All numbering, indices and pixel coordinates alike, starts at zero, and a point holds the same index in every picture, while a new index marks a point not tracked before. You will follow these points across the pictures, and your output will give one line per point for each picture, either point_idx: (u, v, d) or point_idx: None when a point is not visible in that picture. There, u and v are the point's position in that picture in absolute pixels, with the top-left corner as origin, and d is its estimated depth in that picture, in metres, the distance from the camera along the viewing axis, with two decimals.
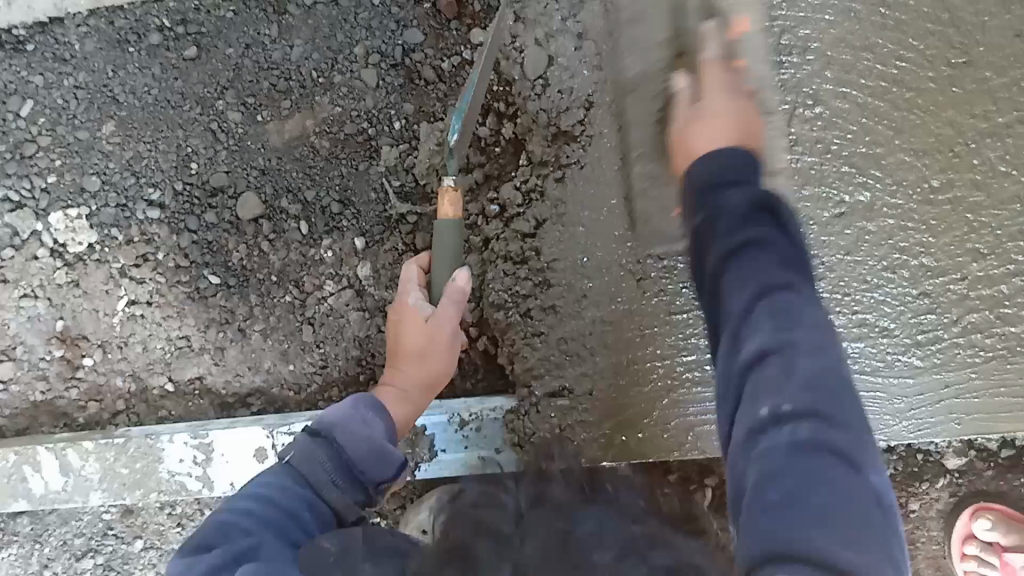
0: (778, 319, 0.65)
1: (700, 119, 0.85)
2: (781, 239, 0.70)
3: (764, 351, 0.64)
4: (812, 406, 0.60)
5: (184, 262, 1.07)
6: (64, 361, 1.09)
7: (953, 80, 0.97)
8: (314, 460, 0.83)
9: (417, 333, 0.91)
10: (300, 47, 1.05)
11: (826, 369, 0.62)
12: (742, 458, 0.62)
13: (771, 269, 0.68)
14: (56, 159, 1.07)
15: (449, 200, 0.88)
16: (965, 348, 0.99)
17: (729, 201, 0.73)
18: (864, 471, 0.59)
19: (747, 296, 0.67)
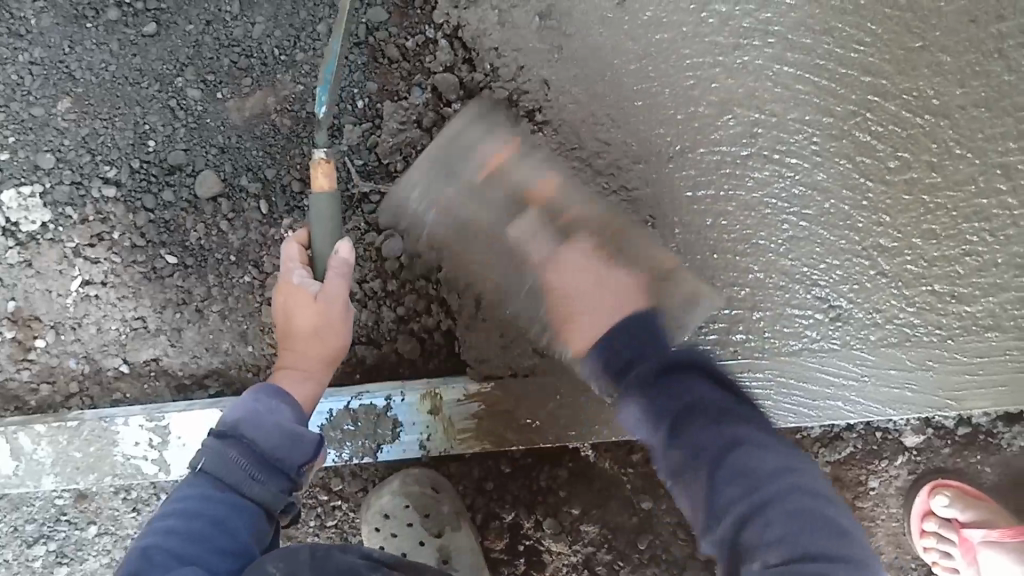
0: (734, 467, 0.74)
1: (607, 292, 0.93)
2: (649, 410, 0.81)
3: (723, 472, 0.75)
4: (736, 474, 0.74)
5: (140, 242, 1.06)
6: (17, 343, 1.07)
7: (909, 63, 0.98)
8: (226, 462, 0.79)
9: (306, 311, 0.88)
10: (261, 25, 1.04)
11: (788, 484, 0.73)
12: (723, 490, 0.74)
13: (703, 444, 0.77)
14: (9, 136, 1.05)
15: (321, 172, 0.83)
16: (920, 328, 1.00)
17: (668, 374, 0.82)
18: (787, 486, 0.73)
19: (667, 436, 0.79)
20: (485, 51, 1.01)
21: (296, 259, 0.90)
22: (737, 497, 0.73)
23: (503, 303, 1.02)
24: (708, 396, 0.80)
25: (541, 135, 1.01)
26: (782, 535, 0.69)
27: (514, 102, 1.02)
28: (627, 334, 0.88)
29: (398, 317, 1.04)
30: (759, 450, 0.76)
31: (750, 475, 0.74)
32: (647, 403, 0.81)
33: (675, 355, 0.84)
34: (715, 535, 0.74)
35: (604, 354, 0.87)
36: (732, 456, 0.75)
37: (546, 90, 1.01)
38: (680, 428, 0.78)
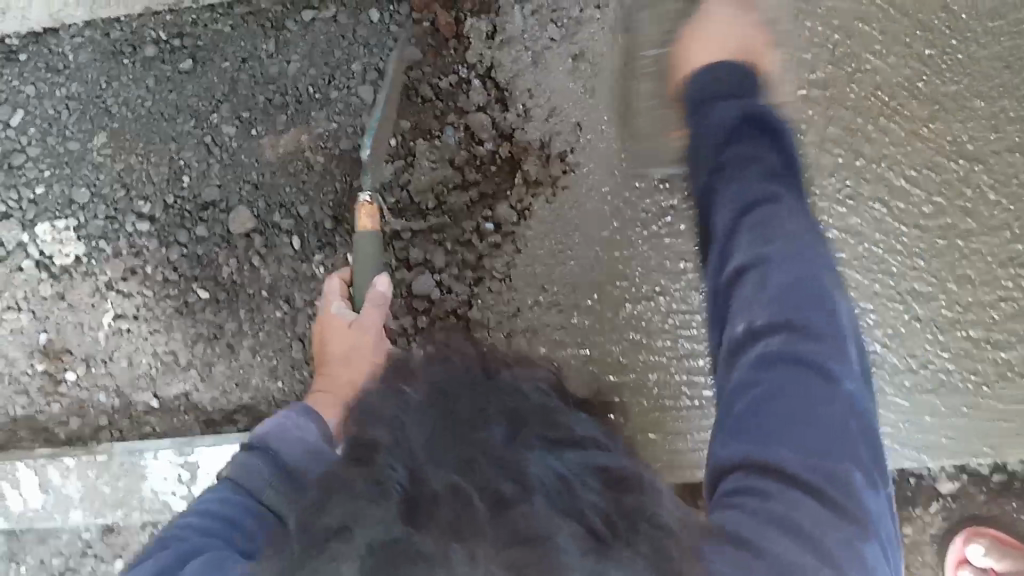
0: (761, 217, 0.71)
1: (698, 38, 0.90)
2: (753, 163, 0.77)
3: (744, 228, 0.71)
4: (754, 229, 0.70)
5: (173, 276, 1.06)
6: (47, 375, 1.09)
7: (941, 105, 0.96)
8: (249, 470, 0.75)
9: (342, 336, 0.89)
10: (297, 63, 1.04)
11: (798, 280, 0.66)
12: (728, 285, 0.70)
13: (730, 185, 0.76)
14: (45, 170, 1.07)
15: (367, 213, 0.92)
16: (954, 375, 0.98)
17: (721, 114, 0.81)
18: (813, 299, 0.64)
19: (735, 193, 0.75)
20: (518, 91, 1.01)
21: (336, 292, 0.94)
22: (741, 301, 0.66)
23: (533, 341, 1.00)
24: (770, 157, 0.78)
25: (573, 175, 1.00)
26: (776, 293, 0.65)
27: (546, 142, 1.01)
28: (730, 78, 0.84)
29: None
30: (789, 215, 0.71)
31: (763, 264, 0.67)
32: (709, 143, 0.81)
33: (699, 86, 0.85)
34: (719, 270, 0.72)
35: (707, 78, 0.85)
36: (751, 273, 0.67)
37: (577, 131, 1.00)
38: (721, 157, 0.79)
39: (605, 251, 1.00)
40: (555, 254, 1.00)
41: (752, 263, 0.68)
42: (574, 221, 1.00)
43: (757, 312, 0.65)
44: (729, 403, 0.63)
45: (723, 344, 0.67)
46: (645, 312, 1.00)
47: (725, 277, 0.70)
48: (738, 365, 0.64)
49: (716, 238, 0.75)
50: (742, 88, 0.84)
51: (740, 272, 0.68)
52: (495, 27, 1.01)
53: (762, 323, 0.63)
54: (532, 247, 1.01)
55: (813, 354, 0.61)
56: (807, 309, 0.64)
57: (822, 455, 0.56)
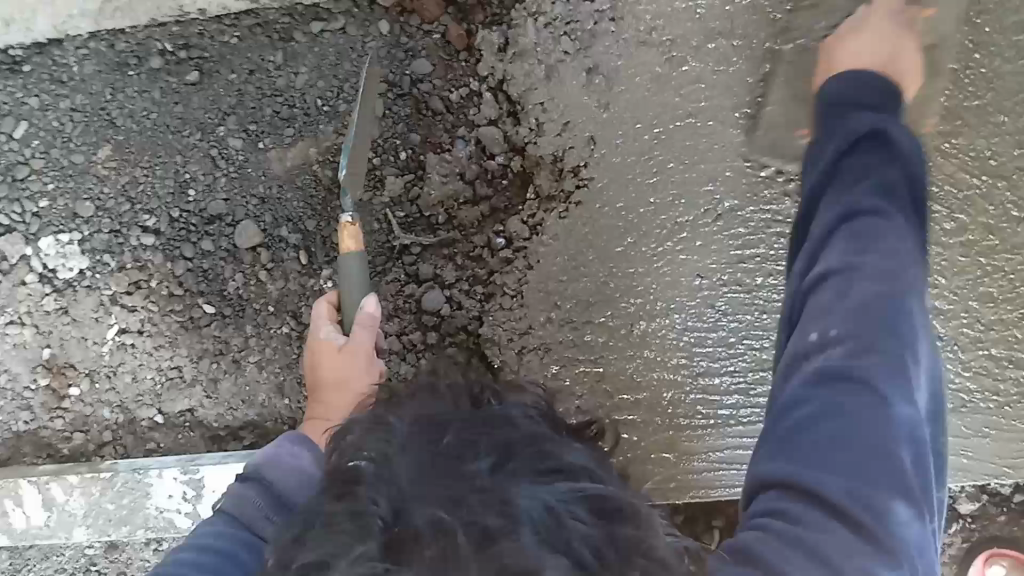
0: (862, 225, 0.64)
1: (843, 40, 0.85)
2: (846, 160, 0.69)
3: (840, 236, 0.64)
4: (850, 238, 0.63)
5: (177, 291, 1.05)
6: (50, 391, 1.07)
7: (965, 120, 0.94)
8: (242, 505, 0.73)
9: (333, 367, 0.83)
10: (305, 75, 1.02)
11: (883, 298, 0.60)
12: (812, 289, 0.64)
13: (836, 193, 0.67)
14: (49, 183, 1.05)
15: (349, 235, 0.79)
16: (975, 394, 0.97)
17: (854, 122, 0.71)
18: (892, 321, 0.59)
19: (842, 193, 0.67)
20: (530, 105, 0.99)
21: (322, 315, 0.85)
22: (822, 312, 0.62)
23: (545, 360, 0.99)
24: (897, 160, 0.68)
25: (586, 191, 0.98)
26: (855, 307, 0.60)
27: (559, 156, 0.99)
28: (856, 86, 0.75)
29: None
30: (891, 228, 0.64)
31: (845, 278, 0.61)
32: (823, 143, 0.72)
33: (835, 92, 0.76)
34: (807, 272, 0.66)
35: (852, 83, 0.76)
36: (835, 283, 0.62)
37: (591, 146, 0.98)
38: (837, 162, 0.70)
39: (618, 267, 0.98)
40: (567, 270, 0.99)
41: (841, 273, 0.62)
42: (586, 237, 0.98)
43: (839, 328, 0.60)
44: (779, 415, 0.60)
45: (788, 349, 0.64)
46: (660, 330, 0.98)
47: (806, 280, 0.65)
48: (796, 377, 0.61)
49: (810, 240, 0.68)
50: (863, 95, 0.75)
51: (830, 280, 0.62)
52: (506, 39, 1.00)
53: (835, 334, 0.59)
54: (544, 264, 0.99)
55: (878, 381, 0.57)
56: (880, 333, 0.59)
57: (865, 479, 0.54)
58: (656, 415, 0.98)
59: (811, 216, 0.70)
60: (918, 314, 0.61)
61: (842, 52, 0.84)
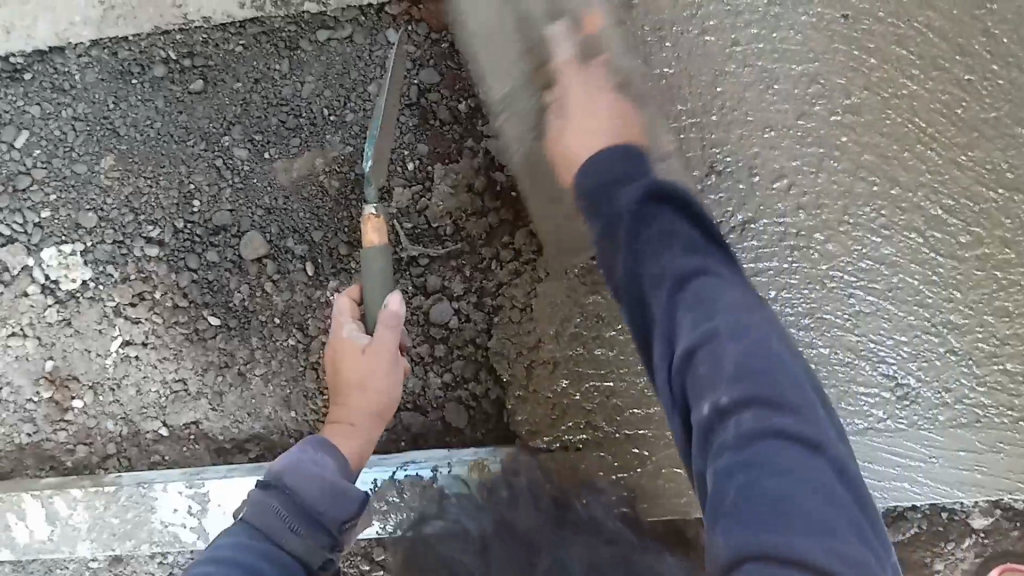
0: (693, 291, 0.73)
1: (566, 129, 0.92)
2: (683, 231, 0.77)
3: (681, 310, 0.72)
4: (691, 306, 0.71)
5: (182, 302, 1.03)
6: (53, 404, 1.05)
7: (981, 133, 0.93)
8: (267, 516, 0.72)
9: (356, 369, 0.80)
10: (311, 84, 1.01)
11: (749, 358, 0.67)
12: (683, 378, 0.69)
13: (666, 261, 0.75)
14: (51, 194, 1.04)
15: (370, 229, 0.75)
16: (990, 409, 0.96)
17: (622, 201, 0.80)
18: (776, 385, 0.65)
19: (672, 283, 0.74)
20: None
21: (345, 313, 0.81)
22: (703, 391, 0.67)
23: (555, 373, 0.98)
24: (689, 239, 0.77)
25: None
26: (732, 374, 0.66)
27: None
28: (604, 166, 0.84)
29: (444, 385, 1.01)
30: (715, 285, 0.73)
31: (710, 346, 0.68)
32: (624, 226, 0.78)
33: (592, 178, 0.84)
34: (671, 376, 0.71)
35: (605, 162, 0.84)
36: (703, 359, 0.68)
37: None
38: (638, 245, 0.77)
39: None
40: (578, 283, 0.97)
41: (708, 353, 0.68)
42: (597, 250, 0.97)
43: (732, 401, 0.65)
44: (713, 491, 0.63)
45: (692, 438, 0.68)
46: None
47: (677, 362, 0.70)
48: (714, 451, 0.65)
49: (658, 332, 0.74)
50: (638, 175, 0.83)
51: (702, 367, 0.67)
52: None
53: (729, 404, 0.65)
54: (555, 276, 0.98)
55: (787, 426, 0.63)
56: (768, 387, 0.65)
57: (823, 524, 0.58)
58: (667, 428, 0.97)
59: (648, 317, 0.76)
60: (789, 364, 0.68)
61: (569, 142, 0.91)
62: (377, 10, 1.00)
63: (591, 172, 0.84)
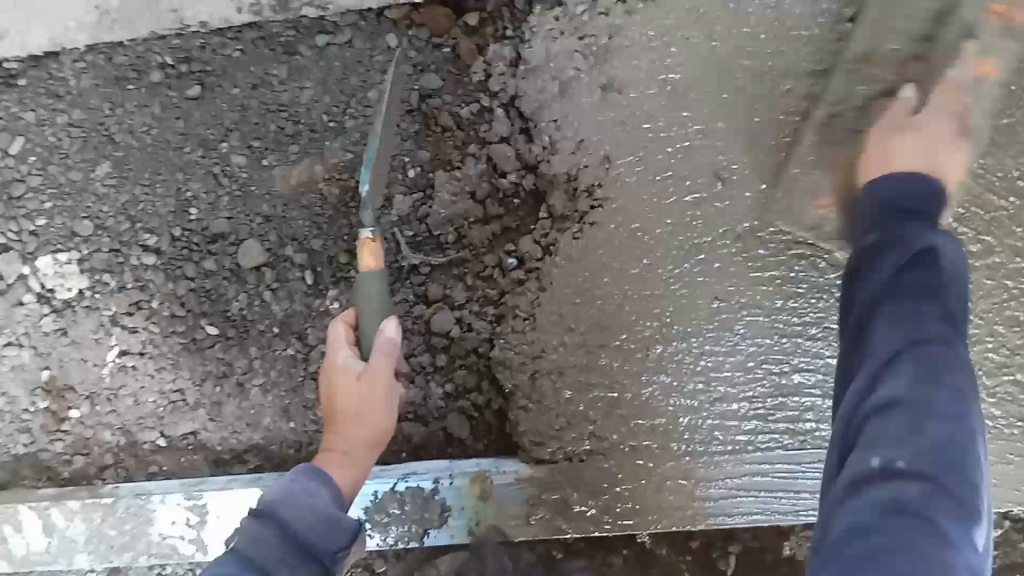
0: (927, 357, 0.70)
1: (906, 134, 0.86)
2: (929, 273, 0.75)
3: (906, 360, 0.70)
4: (918, 366, 0.70)
5: (180, 312, 1.02)
6: (50, 414, 1.04)
7: (991, 140, 0.92)
8: (261, 543, 0.70)
9: (349, 394, 0.79)
10: (310, 90, 0.99)
11: (941, 441, 0.65)
12: (861, 425, 0.70)
13: (925, 317, 0.73)
14: (46, 202, 1.02)
15: (368, 252, 0.76)
16: (1000, 420, 0.94)
17: (910, 234, 0.76)
18: (939, 471, 0.64)
19: (897, 340, 0.72)
20: (543, 122, 0.96)
21: (341, 340, 0.80)
22: (867, 451, 0.67)
23: (558, 385, 0.96)
24: (934, 301, 0.73)
25: (600, 211, 0.95)
26: (920, 444, 0.65)
27: (572, 175, 0.96)
28: (906, 192, 0.80)
29: (447, 394, 1.00)
30: (953, 359, 0.70)
31: (907, 408, 0.67)
32: (869, 271, 0.77)
33: (886, 196, 0.81)
34: (852, 409, 0.72)
35: (903, 190, 0.80)
36: (884, 416, 0.68)
37: (606, 164, 0.95)
38: (895, 279, 0.75)
39: (633, 290, 0.95)
40: (582, 292, 0.96)
41: (890, 411, 0.68)
42: (600, 259, 0.95)
43: (895, 469, 0.64)
44: (835, 522, 0.65)
45: (841, 475, 0.68)
46: (677, 354, 0.95)
47: (863, 407, 0.70)
48: (854, 499, 0.65)
49: (866, 363, 0.73)
50: (926, 207, 0.80)
51: (876, 424, 0.68)
52: (518, 53, 0.97)
53: (885, 468, 0.65)
54: (558, 286, 0.96)
55: (933, 513, 0.62)
56: (938, 468, 0.64)
57: None
58: (673, 441, 0.96)
59: (858, 342, 0.76)
60: (980, 456, 0.66)
61: (892, 160, 0.85)
62: (377, 14, 0.99)
63: (890, 188, 0.81)
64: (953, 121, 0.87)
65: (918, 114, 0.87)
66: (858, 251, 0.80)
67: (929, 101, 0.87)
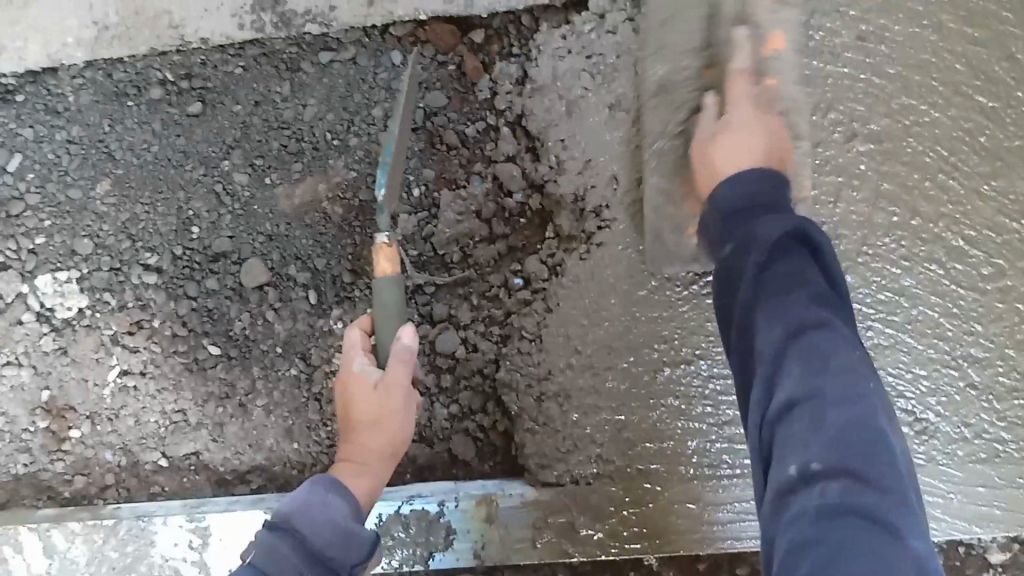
0: (811, 345, 0.63)
1: (720, 134, 0.82)
2: (777, 261, 0.68)
3: (791, 358, 0.62)
4: (804, 359, 0.62)
5: (181, 331, 1.00)
6: (50, 434, 1.03)
7: (1003, 164, 0.91)
8: (276, 557, 0.69)
9: (365, 406, 0.75)
10: (313, 107, 0.98)
11: (853, 423, 0.58)
12: (772, 433, 0.61)
13: (796, 305, 0.65)
14: (45, 220, 1.00)
15: (383, 257, 0.70)
16: (1012, 444, 0.93)
17: (761, 231, 0.69)
18: (861, 462, 0.56)
19: (779, 336, 0.64)
20: (550, 141, 0.95)
21: (356, 345, 0.76)
22: (784, 459, 0.59)
23: (565, 408, 0.95)
24: (813, 280, 0.67)
25: (607, 233, 0.94)
26: (828, 438, 0.57)
27: (580, 195, 0.95)
28: (741, 188, 0.75)
29: (452, 416, 0.99)
30: (837, 343, 0.63)
31: (806, 402, 0.60)
32: (745, 260, 0.69)
33: (732, 200, 0.75)
34: (762, 419, 0.63)
35: (735, 189, 0.75)
36: (793, 413, 0.60)
37: (614, 185, 0.94)
38: (760, 279, 0.67)
39: (642, 312, 0.94)
40: (589, 315, 0.94)
41: (789, 412, 0.60)
42: (608, 281, 0.94)
43: (817, 474, 0.56)
44: (776, 545, 0.57)
45: (769, 486, 0.60)
46: (685, 377, 0.94)
47: (768, 412, 0.62)
48: (786, 511, 0.57)
49: (758, 364, 0.65)
50: (773, 199, 0.74)
51: (789, 428, 0.60)
52: (524, 71, 0.97)
53: (809, 476, 0.57)
54: (564, 307, 0.95)
55: (874, 509, 0.54)
56: (856, 459, 0.56)
57: None
58: (682, 464, 0.94)
59: (749, 346, 0.67)
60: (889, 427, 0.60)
61: (721, 152, 0.81)
62: (381, 31, 0.98)
63: (732, 191, 0.75)
64: (759, 106, 0.84)
65: (732, 109, 0.83)
66: (722, 250, 0.73)
67: (728, 89, 0.85)
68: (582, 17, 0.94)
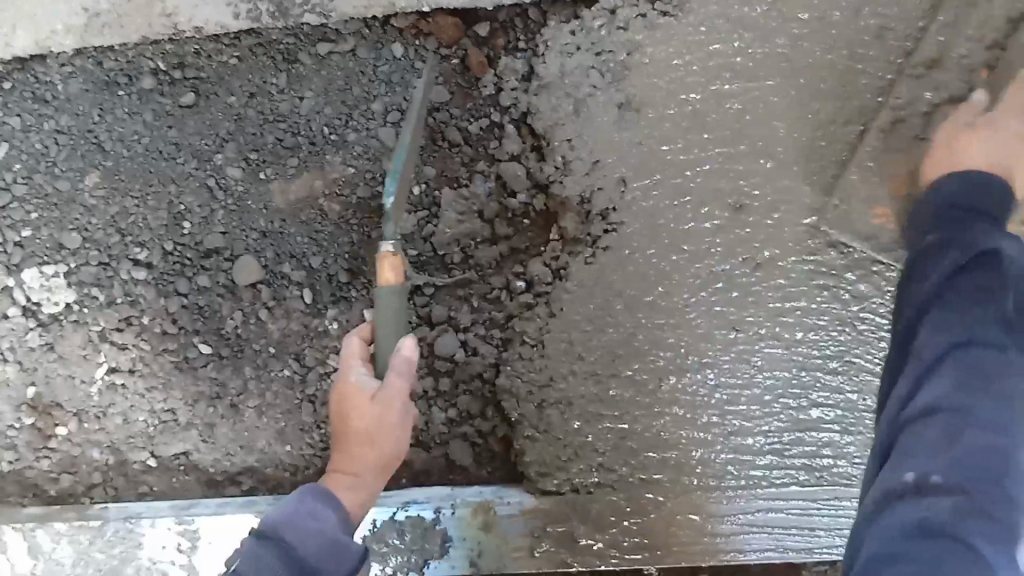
0: (976, 361, 0.66)
1: (966, 130, 0.81)
2: (996, 277, 0.70)
3: (953, 369, 0.66)
4: (962, 374, 0.66)
5: (171, 329, 0.97)
6: (34, 430, 0.99)
7: None
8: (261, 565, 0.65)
9: (363, 415, 0.73)
10: (310, 100, 0.95)
11: (988, 447, 0.61)
12: (906, 450, 0.63)
13: (982, 322, 0.68)
14: (33, 212, 0.97)
15: (387, 266, 0.72)
16: None
17: (963, 236, 0.73)
18: (967, 482, 0.59)
19: (948, 340, 0.68)
20: (556, 141, 0.92)
21: (355, 354, 0.75)
22: (893, 465, 0.63)
23: (567, 416, 0.92)
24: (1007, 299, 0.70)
25: (613, 236, 0.91)
26: (956, 455, 0.61)
27: (586, 198, 0.92)
28: (965, 189, 0.76)
29: (449, 420, 0.96)
30: (1005, 362, 0.66)
31: (959, 414, 0.63)
32: (932, 261, 0.73)
33: (942, 199, 0.77)
34: (898, 411, 0.68)
35: (959, 184, 0.77)
36: (938, 421, 0.64)
37: (620, 187, 0.91)
38: (957, 281, 0.71)
39: (647, 318, 0.91)
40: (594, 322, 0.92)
41: (953, 417, 0.63)
42: (614, 287, 0.92)
43: (922, 489, 0.60)
44: (864, 545, 0.60)
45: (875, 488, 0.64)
46: (692, 387, 0.91)
47: (903, 414, 0.67)
48: (888, 510, 0.61)
49: (910, 365, 0.70)
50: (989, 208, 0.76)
51: (927, 435, 0.63)
52: (530, 68, 0.94)
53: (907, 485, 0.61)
54: (568, 312, 0.92)
55: (961, 529, 0.56)
56: (968, 480, 0.59)
57: None
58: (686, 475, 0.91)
59: (906, 346, 0.72)
60: None
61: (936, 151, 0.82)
62: (382, 23, 0.95)
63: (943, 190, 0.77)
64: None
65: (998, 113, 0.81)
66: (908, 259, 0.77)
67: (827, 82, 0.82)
68: (591, 12, 0.92)
